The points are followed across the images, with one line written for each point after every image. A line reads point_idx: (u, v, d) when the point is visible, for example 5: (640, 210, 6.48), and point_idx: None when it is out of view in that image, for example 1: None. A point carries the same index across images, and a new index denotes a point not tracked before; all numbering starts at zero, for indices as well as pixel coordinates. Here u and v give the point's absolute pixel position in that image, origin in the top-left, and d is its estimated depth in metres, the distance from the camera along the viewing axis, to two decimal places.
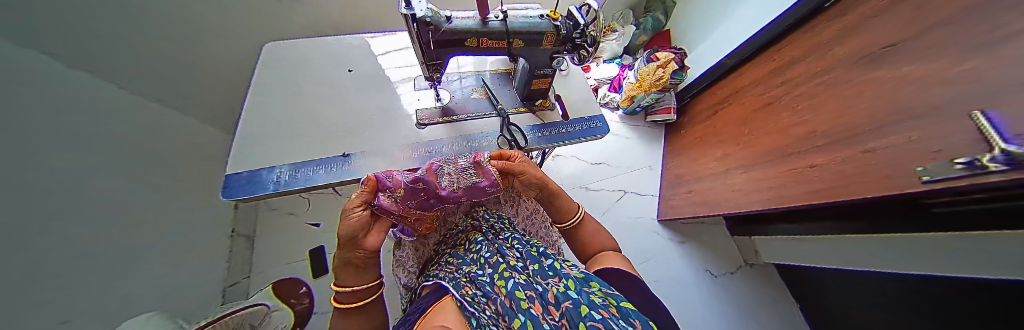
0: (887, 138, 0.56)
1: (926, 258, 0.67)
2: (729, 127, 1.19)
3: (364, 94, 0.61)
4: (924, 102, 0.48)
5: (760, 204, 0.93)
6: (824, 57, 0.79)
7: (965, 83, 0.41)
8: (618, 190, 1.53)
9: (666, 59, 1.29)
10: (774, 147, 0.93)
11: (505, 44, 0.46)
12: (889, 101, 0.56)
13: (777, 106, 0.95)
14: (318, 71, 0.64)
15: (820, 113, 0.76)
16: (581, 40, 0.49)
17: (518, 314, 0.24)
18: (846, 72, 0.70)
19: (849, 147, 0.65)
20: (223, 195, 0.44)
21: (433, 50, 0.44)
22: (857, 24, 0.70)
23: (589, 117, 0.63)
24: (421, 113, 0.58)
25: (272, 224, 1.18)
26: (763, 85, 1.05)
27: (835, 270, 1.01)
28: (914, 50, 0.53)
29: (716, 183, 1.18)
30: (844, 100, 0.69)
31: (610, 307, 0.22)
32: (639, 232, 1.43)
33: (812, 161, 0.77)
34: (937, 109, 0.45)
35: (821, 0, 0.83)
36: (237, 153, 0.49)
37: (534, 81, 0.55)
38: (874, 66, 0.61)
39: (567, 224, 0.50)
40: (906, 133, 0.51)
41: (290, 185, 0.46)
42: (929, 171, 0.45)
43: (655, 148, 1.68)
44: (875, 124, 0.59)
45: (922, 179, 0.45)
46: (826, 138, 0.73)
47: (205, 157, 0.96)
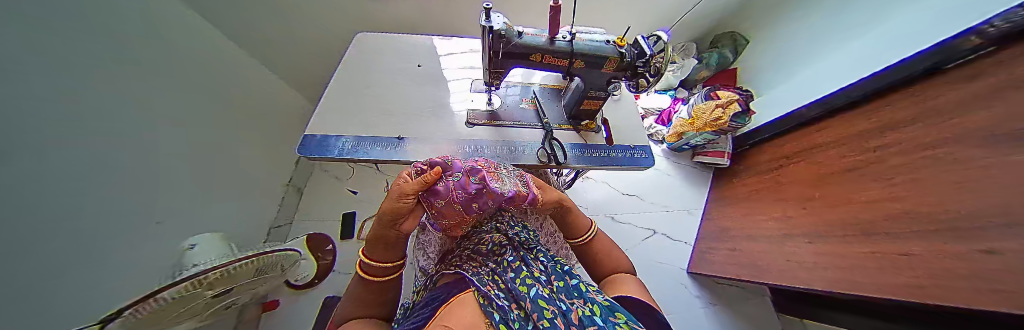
0: (1015, 240, 0.44)
1: None
2: (796, 186, 1.04)
3: (425, 88, 0.68)
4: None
5: (824, 282, 0.79)
6: (934, 126, 0.66)
7: None
8: (648, 227, 1.41)
9: (728, 99, 1.19)
10: (854, 220, 0.79)
11: (567, 62, 0.48)
12: (1019, 194, 0.45)
13: (865, 173, 0.81)
14: (392, 62, 0.73)
15: (924, 192, 0.63)
16: (644, 68, 0.48)
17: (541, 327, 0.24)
18: (965, 150, 0.57)
19: (960, 240, 0.53)
20: (299, 151, 0.51)
21: (499, 60, 0.47)
22: (986, 94, 0.58)
23: (637, 146, 0.60)
24: (472, 113, 0.62)
25: (321, 186, 1.33)
26: (848, 147, 0.90)
27: None
28: None
29: (769, 246, 1.03)
30: (958, 182, 0.57)
31: None
32: (664, 279, 1.29)
33: (906, 248, 0.63)
34: None
35: (941, 60, 0.70)
36: (317, 119, 0.57)
37: (586, 101, 0.56)
38: (1003, 147, 0.50)
39: (579, 240, 0.49)
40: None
41: (351, 154, 0.52)
42: None
43: (698, 192, 1.53)
44: (1001, 219, 0.47)
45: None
46: (928, 222, 0.60)
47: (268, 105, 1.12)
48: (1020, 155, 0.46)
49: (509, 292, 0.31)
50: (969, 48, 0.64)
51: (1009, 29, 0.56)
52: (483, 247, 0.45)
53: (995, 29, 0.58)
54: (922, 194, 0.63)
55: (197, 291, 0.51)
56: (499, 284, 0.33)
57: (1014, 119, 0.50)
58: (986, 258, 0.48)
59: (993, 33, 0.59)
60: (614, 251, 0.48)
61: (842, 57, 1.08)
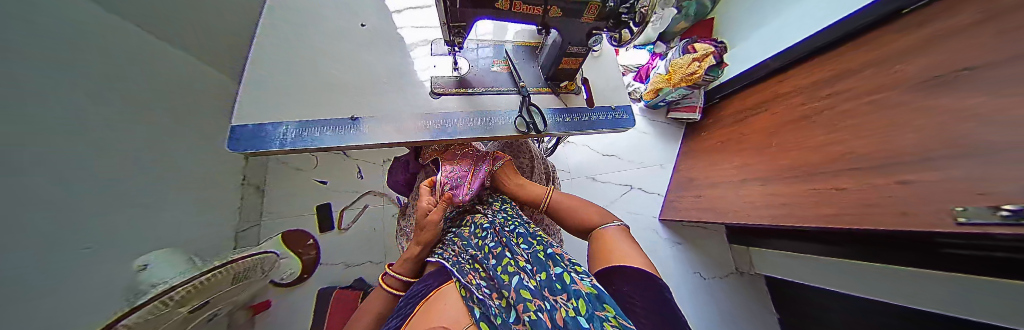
0: (926, 173, 0.52)
1: (922, 291, 0.69)
2: (756, 135, 1.12)
3: (376, 54, 0.56)
4: (973, 140, 0.44)
5: (768, 218, 0.91)
6: (880, 73, 0.71)
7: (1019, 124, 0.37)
8: (625, 185, 1.50)
9: (704, 52, 1.17)
10: (800, 162, 0.88)
11: (539, 10, 0.40)
12: (937, 133, 0.51)
13: (815, 120, 0.88)
14: (327, 21, 0.58)
15: (859, 133, 0.71)
16: (628, 16, 0.43)
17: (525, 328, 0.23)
18: (902, 92, 0.62)
19: (883, 175, 0.61)
20: (230, 146, 0.42)
21: (458, 10, 0.39)
22: (928, 39, 0.61)
23: (616, 106, 0.58)
24: (436, 81, 0.54)
25: (281, 177, 1.20)
26: (805, 95, 0.96)
27: (812, 289, 1.06)
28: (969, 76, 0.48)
29: (727, 191, 1.14)
30: (889, 123, 0.63)
31: None
32: (637, 229, 1.43)
33: (838, 183, 0.72)
34: (986, 150, 0.42)
35: (902, 5, 0.71)
36: (244, 105, 0.46)
37: (564, 60, 0.50)
38: (934, 89, 0.55)
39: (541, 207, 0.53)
40: (951, 170, 0.47)
41: (298, 143, 0.44)
42: (967, 212, 0.42)
43: (670, 147, 1.61)
44: (920, 154, 0.54)
45: (956, 219, 0.44)
46: (857, 161, 0.69)
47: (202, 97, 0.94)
48: (946, 95, 0.51)
49: (492, 282, 0.31)
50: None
51: None
52: (466, 231, 0.43)
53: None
54: (858, 135, 0.71)
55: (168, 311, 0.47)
56: (481, 273, 0.33)
57: (946, 64, 0.54)
58: (900, 189, 0.56)
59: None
60: (574, 205, 0.50)
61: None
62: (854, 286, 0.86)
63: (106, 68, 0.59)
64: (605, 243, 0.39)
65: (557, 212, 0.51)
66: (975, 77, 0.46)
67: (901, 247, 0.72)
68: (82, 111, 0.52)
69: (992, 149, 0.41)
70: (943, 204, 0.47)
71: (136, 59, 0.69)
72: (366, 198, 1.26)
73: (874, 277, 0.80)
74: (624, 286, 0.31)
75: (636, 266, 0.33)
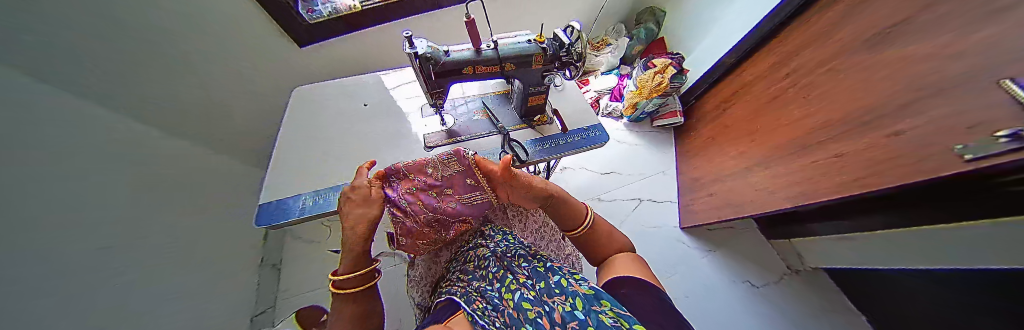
0: (912, 118, 0.52)
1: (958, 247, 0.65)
2: (739, 123, 1.16)
3: (377, 124, 0.67)
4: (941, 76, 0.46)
5: (787, 201, 0.87)
6: (827, 44, 0.78)
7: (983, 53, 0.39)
8: (633, 198, 1.48)
9: (663, 65, 1.31)
10: (791, 139, 0.89)
11: (498, 68, 0.51)
12: (909, 80, 0.53)
13: (785, 98, 0.93)
14: (337, 107, 0.71)
15: (833, 100, 0.74)
16: (567, 57, 0.53)
17: None
18: (857, 55, 0.67)
19: (874, 129, 0.61)
20: (256, 223, 0.48)
21: (434, 81, 0.49)
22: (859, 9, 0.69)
23: (588, 126, 0.65)
24: (428, 137, 0.62)
25: (296, 253, 1.23)
26: (768, 80, 1.03)
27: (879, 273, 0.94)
28: (918, 26, 0.52)
29: (737, 182, 1.12)
30: (857, 84, 0.67)
31: (620, 328, 0.21)
32: (660, 241, 1.35)
33: (836, 150, 0.72)
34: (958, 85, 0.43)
35: None
36: (269, 186, 0.54)
37: (530, 99, 0.59)
38: (887, 46, 0.59)
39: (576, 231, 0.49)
40: (935, 111, 0.47)
41: (314, 210, 0.50)
42: (969, 148, 0.40)
43: (666, 152, 1.64)
44: (900, 104, 0.55)
45: (963, 157, 0.40)
46: (843, 126, 0.70)
47: None
48: (903, 48, 0.55)
49: (496, 304, 0.32)
50: None
51: None
52: (470, 265, 0.45)
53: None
54: (833, 103, 0.74)
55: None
56: (486, 299, 0.34)
57: (890, 21, 0.59)
58: (895, 140, 0.56)
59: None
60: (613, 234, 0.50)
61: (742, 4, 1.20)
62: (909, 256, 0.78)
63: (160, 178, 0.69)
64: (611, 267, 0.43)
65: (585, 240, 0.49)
66: (933, 21, 0.49)
67: (909, 210, 0.69)
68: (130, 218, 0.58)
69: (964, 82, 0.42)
70: (942, 145, 0.46)
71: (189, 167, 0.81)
72: None
73: (923, 243, 0.73)
74: (622, 289, 0.33)
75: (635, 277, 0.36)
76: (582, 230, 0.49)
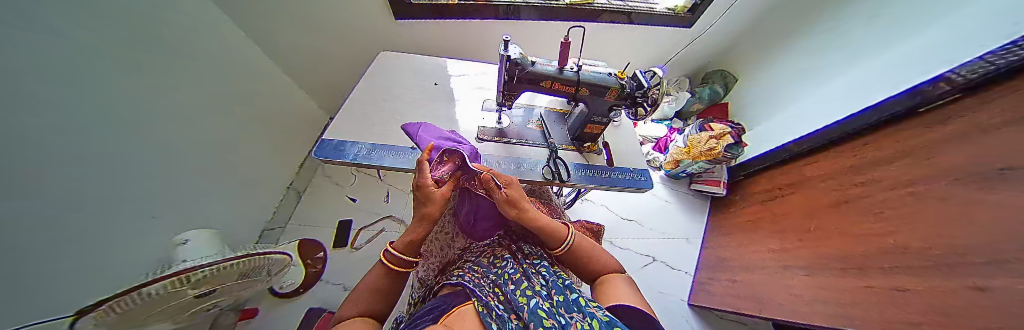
0: (1004, 277, 0.46)
1: None
2: (791, 217, 1.06)
3: (439, 104, 0.73)
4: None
5: (824, 317, 0.77)
6: (914, 165, 0.71)
7: None
8: (649, 255, 1.39)
9: (721, 131, 1.25)
10: (849, 252, 0.80)
11: (573, 90, 0.54)
12: (1003, 233, 0.48)
13: (854, 206, 0.84)
14: (412, 78, 0.78)
15: (916, 227, 0.65)
16: (642, 99, 0.55)
17: None
18: (948, 188, 0.62)
19: (946, 276, 0.56)
20: (314, 153, 0.54)
21: (513, 84, 0.53)
22: (955, 138, 0.64)
23: (635, 169, 0.64)
24: (481, 129, 0.66)
25: (321, 190, 1.33)
26: (837, 181, 0.94)
27: None
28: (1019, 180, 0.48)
29: (768, 277, 1.02)
30: (945, 218, 0.60)
31: None
32: (666, 312, 1.24)
33: (900, 282, 0.64)
34: None
35: (917, 104, 0.76)
36: (336, 126, 0.61)
37: (588, 126, 0.60)
38: (985, 188, 0.53)
39: (561, 249, 0.45)
40: None
41: (365, 160, 0.55)
42: None
43: (697, 220, 1.53)
44: (992, 255, 0.49)
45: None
46: (919, 257, 0.63)
47: (284, 118, 1.15)
48: (999, 194, 0.51)
49: (510, 304, 0.32)
50: (934, 95, 0.72)
51: (973, 79, 0.63)
52: (485, 261, 0.45)
53: (961, 77, 0.66)
54: (911, 229, 0.66)
55: (180, 291, 0.47)
56: (499, 295, 0.35)
57: (988, 164, 0.54)
58: (972, 294, 0.50)
59: (960, 81, 0.66)
60: (598, 250, 0.48)
61: (829, 96, 1.13)
62: None
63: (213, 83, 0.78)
64: (611, 287, 0.39)
65: (575, 257, 0.46)
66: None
67: None
68: (184, 108, 0.67)
69: None
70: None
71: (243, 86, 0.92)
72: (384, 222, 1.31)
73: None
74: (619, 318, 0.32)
75: (633, 305, 0.33)
76: (565, 249, 0.45)
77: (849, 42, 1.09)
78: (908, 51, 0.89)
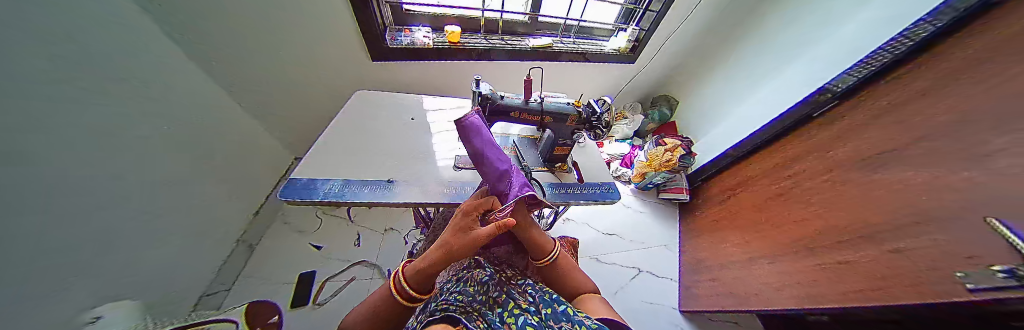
0: (925, 237, 0.56)
1: None
2: (744, 213, 1.20)
3: (416, 138, 0.75)
4: (961, 207, 0.50)
5: (793, 302, 0.84)
6: (824, 156, 0.88)
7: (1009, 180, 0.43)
8: (633, 266, 1.42)
9: (673, 145, 1.43)
10: (796, 238, 0.91)
11: (538, 118, 0.61)
12: (915, 200, 0.59)
13: (789, 198, 0.99)
14: (388, 115, 0.81)
15: (839, 207, 0.78)
16: (597, 123, 0.63)
17: None
18: (853, 172, 0.76)
19: (876, 243, 0.66)
20: (280, 195, 0.51)
21: (486, 116, 0.58)
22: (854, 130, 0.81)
23: (603, 182, 0.70)
24: (459, 159, 0.70)
25: (279, 240, 1.20)
26: (772, 177, 1.10)
27: None
28: (915, 159, 0.61)
29: (741, 272, 1.09)
30: (859, 195, 0.73)
31: None
32: (656, 324, 1.24)
33: (841, 257, 0.74)
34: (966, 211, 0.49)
35: (810, 109, 0.99)
36: (305, 165, 0.59)
37: (557, 148, 0.67)
38: (889, 166, 0.67)
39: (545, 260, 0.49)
40: (949, 232, 0.51)
41: (337, 197, 0.53)
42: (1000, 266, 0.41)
43: (671, 227, 1.62)
44: (909, 220, 0.60)
45: (968, 285, 0.45)
46: (849, 232, 0.74)
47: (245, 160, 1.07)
48: (900, 169, 0.64)
49: (498, 326, 0.32)
50: (822, 102, 0.96)
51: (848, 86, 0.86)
52: (470, 285, 0.44)
53: (836, 87, 0.91)
54: (836, 210, 0.79)
55: None
56: (485, 319, 0.34)
57: (885, 146, 0.69)
58: (900, 257, 0.60)
59: (839, 90, 0.89)
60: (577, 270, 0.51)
61: (747, 110, 1.40)
62: None
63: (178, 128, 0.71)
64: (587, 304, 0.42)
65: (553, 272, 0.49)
66: (928, 148, 0.59)
67: None
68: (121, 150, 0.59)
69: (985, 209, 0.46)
70: (950, 268, 0.49)
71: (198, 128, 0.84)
72: (356, 268, 1.20)
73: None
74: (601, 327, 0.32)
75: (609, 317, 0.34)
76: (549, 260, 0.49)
77: (751, 71, 1.42)
78: (792, 75, 1.21)
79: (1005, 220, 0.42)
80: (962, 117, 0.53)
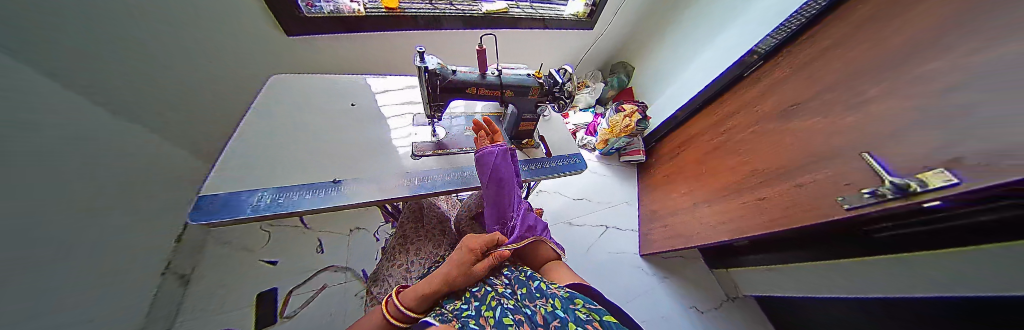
0: (815, 173, 0.70)
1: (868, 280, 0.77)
2: (689, 167, 1.36)
3: (360, 127, 0.65)
4: (844, 145, 0.63)
5: (725, 234, 1.02)
6: (751, 112, 1.02)
7: (884, 121, 0.54)
8: (601, 225, 1.57)
9: (631, 110, 1.51)
10: (728, 183, 1.08)
11: (498, 93, 0.57)
12: (811, 144, 0.73)
13: (723, 150, 1.14)
14: (321, 103, 0.68)
15: (760, 153, 0.93)
16: (560, 94, 0.61)
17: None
18: (772, 123, 0.90)
19: (785, 180, 0.81)
20: (190, 217, 0.41)
21: (438, 94, 0.52)
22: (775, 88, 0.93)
23: (570, 154, 0.71)
24: (416, 145, 0.64)
25: (221, 261, 1.01)
26: (711, 133, 1.25)
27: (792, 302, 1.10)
28: (816, 109, 0.74)
29: (686, 217, 1.28)
30: (774, 142, 0.87)
31: (593, 321, 0.25)
32: (623, 270, 1.42)
33: (761, 194, 0.90)
34: (846, 149, 0.62)
35: (742, 70, 1.12)
36: (219, 177, 0.48)
37: (522, 123, 0.65)
38: (796, 117, 0.80)
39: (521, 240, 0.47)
40: (832, 168, 0.65)
41: (271, 210, 0.45)
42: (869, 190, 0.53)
43: (631, 185, 1.80)
44: (807, 159, 0.74)
45: (845, 206, 0.59)
46: (768, 173, 0.88)
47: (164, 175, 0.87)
48: (803, 120, 0.77)
49: (477, 317, 0.32)
50: (751, 62, 1.08)
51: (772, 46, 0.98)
52: None
53: (762, 49, 1.02)
54: (758, 156, 0.94)
55: None
56: (463, 313, 0.34)
57: (798, 99, 0.81)
58: (800, 190, 0.75)
59: (764, 51, 1.01)
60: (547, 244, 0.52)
61: (695, 70, 1.46)
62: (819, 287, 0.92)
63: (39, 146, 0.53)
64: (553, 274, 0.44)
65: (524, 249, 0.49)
66: (825, 100, 0.71)
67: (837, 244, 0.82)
68: None
69: (860, 146, 0.58)
70: (832, 194, 0.63)
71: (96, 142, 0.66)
72: (324, 275, 1.12)
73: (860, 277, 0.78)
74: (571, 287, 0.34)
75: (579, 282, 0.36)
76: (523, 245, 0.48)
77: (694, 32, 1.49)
78: (732, 33, 1.27)
79: (876, 155, 0.54)
80: (856, 69, 0.64)
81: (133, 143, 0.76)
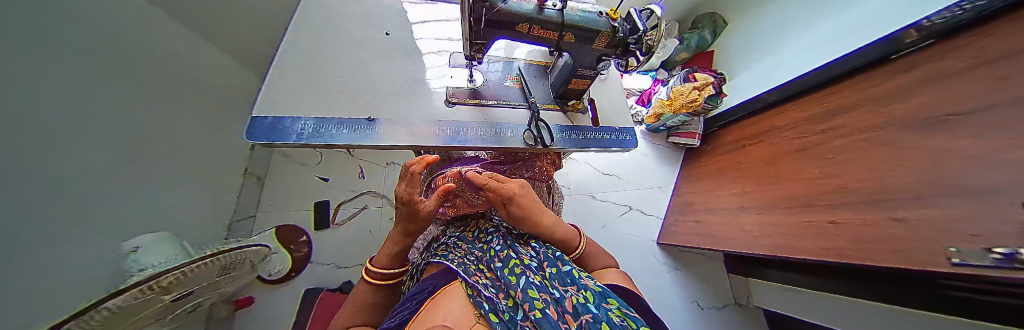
0: (926, 210, 0.54)
1: None
2: (752, 164, 1.15)
3: (393, 62, 0.60)
4: (977, 183, 0.47)
5: (767, 248, 0.91)
6: (872, 112, 0.76)
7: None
8: (625, 205, 1.50)
9: (704, 82, 1.24)
10: (796, 193, 0.90)
11: (556, 35, 0.46)
12: (936, 172, 0.55)
13: (810, 153, 0.91)
14: (355, 29, 0.62)
15: (860, 167, 0.73)
16: (635, 45, 0.48)
17: (533, 313, 0.25)
18: (895, 133, 0.67)
19: (878, 210, 0.64)
20: (246, 136, 0.43)
21: (480, 29, 0.43)
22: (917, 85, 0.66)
23: (620, 128, 0.61)
24: (450, 91, 0.58)
25: (283, 170, 1.19)
26: (802, 129, 0.99)
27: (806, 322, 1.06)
28: (958, 127, 0.54)
29: (726, 217, 1.15)
30: (886, 158, 0.67)
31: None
32: (636, 253, 1.40)
33: (835, 216, 0.74)
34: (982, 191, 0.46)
35: (889, 51, 0.77)
36: (267, 99, 0.49)
37: (573, 80, 0.54)
38: (929, 132, 0.59)
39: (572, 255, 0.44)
40: (953, 209, 0.50)
41: (313, 138, 0.46)
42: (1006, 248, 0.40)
43: (671, 170, 1.62)
44: (920, 190, 0.57)
45: (952, 259, 0.47)
46: (860, 195, 0.70)
47: (224, 87, 0.96)
48: (938, 137, 0.56)
49: (499, 282, 0.31)
50: (906, 43, 0.73)
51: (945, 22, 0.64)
52: (469, 235, 0.43)
53: (934, 24, 0.66)
54: (854, 171, 0.74)
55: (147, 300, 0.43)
56: (486, 273, 0.33)
57: (941, 107, 0.58)
58: (896, 225, 0.60)
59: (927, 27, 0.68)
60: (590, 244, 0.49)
61: (825, 31, 1.08)
62: (864, 325, 0.83)
63: (127, 43, 0.60)
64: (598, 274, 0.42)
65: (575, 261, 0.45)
66: (972, 119, 0.51)
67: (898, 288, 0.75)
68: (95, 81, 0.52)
69: (999, 192, 0.43)
70: (940, 242, 0.50)
71: (168, 48, 0.73)
72: (363, 198, 1.25)
73: None
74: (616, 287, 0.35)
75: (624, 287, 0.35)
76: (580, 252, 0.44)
77: None
78: None
79: None
80: None
81: (197, 52, 0.82)
